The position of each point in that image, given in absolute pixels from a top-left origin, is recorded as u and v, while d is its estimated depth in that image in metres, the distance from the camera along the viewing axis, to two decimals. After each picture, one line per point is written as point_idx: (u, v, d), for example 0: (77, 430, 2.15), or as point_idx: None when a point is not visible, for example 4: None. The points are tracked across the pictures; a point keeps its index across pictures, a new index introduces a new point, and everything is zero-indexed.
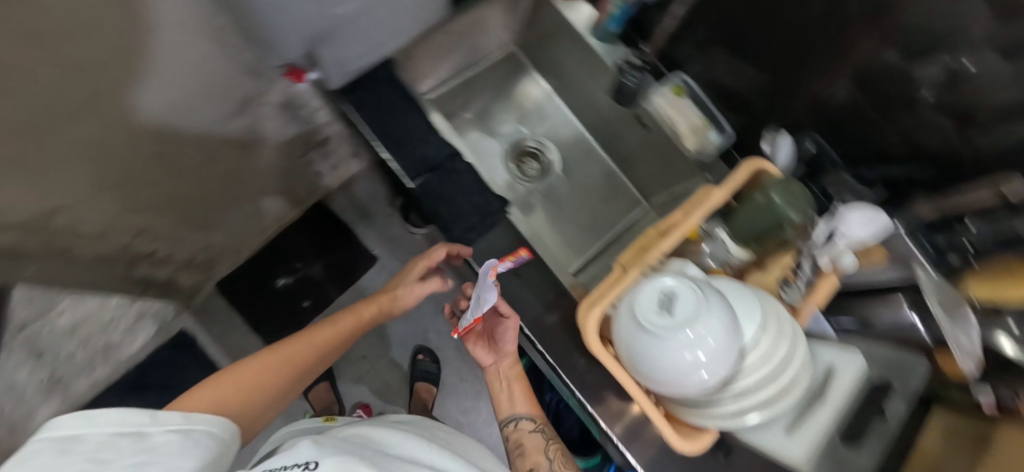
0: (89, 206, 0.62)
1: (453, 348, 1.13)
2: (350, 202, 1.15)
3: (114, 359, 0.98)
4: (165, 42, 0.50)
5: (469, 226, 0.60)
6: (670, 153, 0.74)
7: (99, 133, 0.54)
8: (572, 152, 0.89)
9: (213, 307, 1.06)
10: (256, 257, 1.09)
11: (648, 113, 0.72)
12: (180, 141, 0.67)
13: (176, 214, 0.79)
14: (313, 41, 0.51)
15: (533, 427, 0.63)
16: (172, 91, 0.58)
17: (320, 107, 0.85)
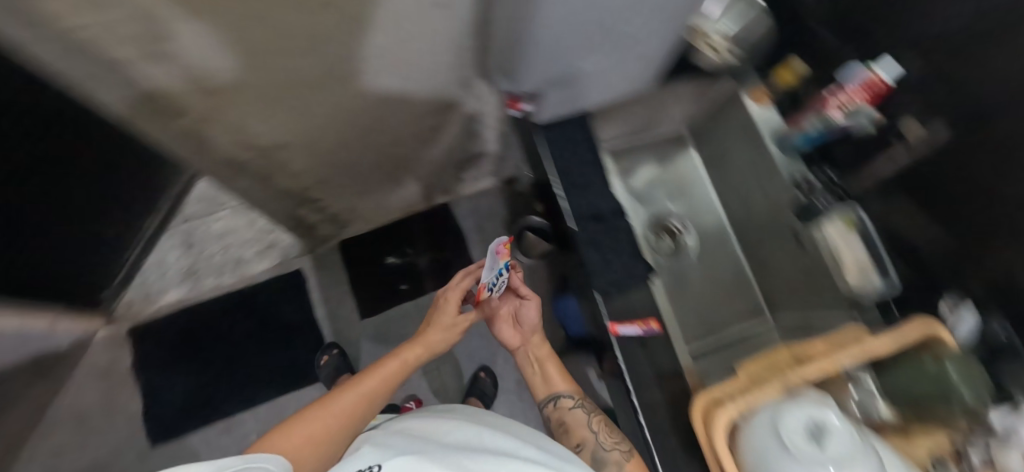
0: (303, 148, 0.74)
1: (513, 380, 1.13)
2: (472, 213, 1.25)
3: (240, 271, 1.15)
4: (423, 35, 0.60)
5: (611, 280, 0.62)
6: (820, 279, 0.71)
7: (343, 93, 0.65)
8: (710, 243, 0.88)
9: (328, 260, 1.18)
10: (377, 231, 1.20)
11: (812, 239, 0.71)
12: (388, 123, 0.78)
13: (350, 177, 0.90)
14: (547, 83, 0.58)
15: (573, 405, 0.76)
16: (406, 81, 0.69)
17: (493, 128, 0.95)
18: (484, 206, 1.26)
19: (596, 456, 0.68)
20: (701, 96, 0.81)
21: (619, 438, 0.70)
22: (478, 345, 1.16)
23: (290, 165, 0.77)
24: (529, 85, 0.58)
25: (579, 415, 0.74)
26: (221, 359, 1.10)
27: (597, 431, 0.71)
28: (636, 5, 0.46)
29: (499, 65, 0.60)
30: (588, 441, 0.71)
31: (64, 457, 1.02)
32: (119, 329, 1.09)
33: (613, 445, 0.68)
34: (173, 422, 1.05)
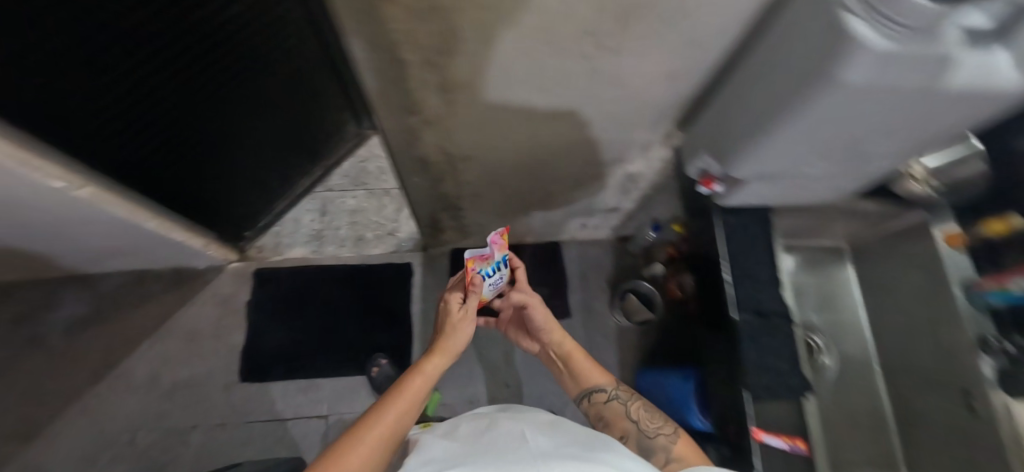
0: (484, 165, 0.80)
1: None
2: (580, 259, 1.27)
3: (360, 249, 1.25)
4: (639, 89, 0.63)
5: (765, 383, 0.59)
6: (989, 456, 0.63)
7: (544, 124, 0.70)
8: (853, 372, 0.81)
9: (437, 263, 1.24)
10: (488, 250, 1.24)
11: (990, 407, 0.62)
12: (562, 164, 0.83)
13: (500, 200, 0.96)
14: (761, 175, 0.58)
15: (608, 395, 0.82)
16: (599, 129, 0.73)
17: (641, 191, 0.98)
18: (592, 255, 1.28)
19: (642, 444, 0.74)
20: (879, 220, 0.77)
21: (659, 421, 0.77)
22: (552, 390, 1.15)
23: (462, 176, 0.84)
24: (738, 173, 0.59)
25: (619, 406, 0.80)
26: (319, 323, 1.17)
27: (637, 419, 0.77)
28: (898, 127, 0.47)
29: (708, 144, 0.62)
30: (631, 431, 0.76)
31: (168, 365, 1.13)
32: (247, 267, 1.22)
33: (658, 432, 0.74)
34: (265, 365, 1.13)
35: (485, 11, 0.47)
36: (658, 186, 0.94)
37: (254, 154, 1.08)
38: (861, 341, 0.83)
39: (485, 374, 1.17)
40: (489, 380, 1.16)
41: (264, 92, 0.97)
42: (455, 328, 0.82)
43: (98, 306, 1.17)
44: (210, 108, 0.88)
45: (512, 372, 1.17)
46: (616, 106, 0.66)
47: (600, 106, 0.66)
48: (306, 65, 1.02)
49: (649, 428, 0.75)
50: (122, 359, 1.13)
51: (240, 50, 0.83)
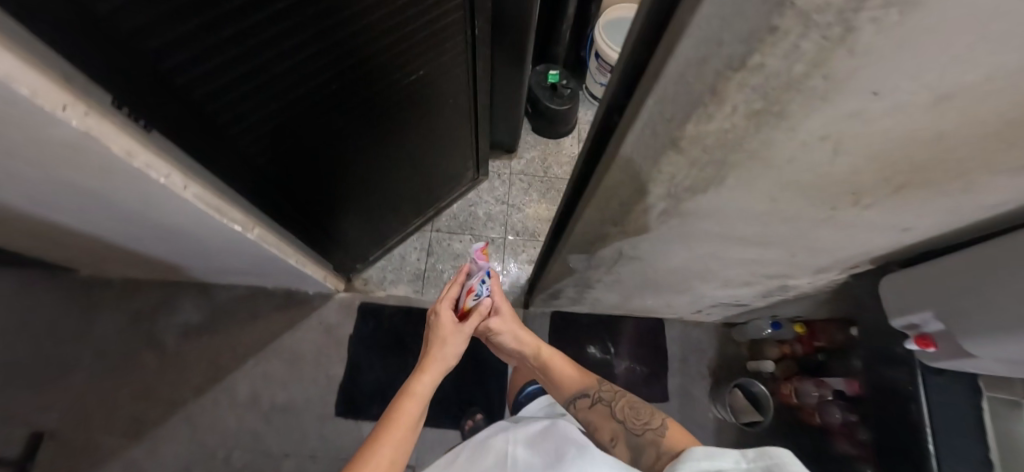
0: (645, 265, 0.79)
1: None
2: (681, 340, 1.23)
3: None
4: (856, 237, 0.60)
5: None
6: None
7: (735, 247, 0.68)
8: None
9: (537, 323, 1.23)
10: (589, 318, 1.23)
11: None
12: (722, 273, 0.81)
13: (635, 287, 0.94)
14: (1001, 358, 0.53)
15: (590, 397, 0.91)
16: (785, 256, 0.70)
17: (781, 298, 0.94)
18: (694, 337, 1.24)
19: (632, 442, 0.81)
20: None
21: (643, 415, 0.84)
22: None
23: (614, 268, 0.83)
24: (970, 348, 0.55)
25: (605, 408, 0.88)
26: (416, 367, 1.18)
27: (623, 420, 0.85)
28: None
29: (933, 306, 0.58)
30: (619, 432, 0.84)
31: (270, 386, 1.17)
32: (353, 298, 1.25)
33: (643, 428, 0.81)
34: (361, 403, 1.14)
35: (767, 169, 0.45)
36: (804, 297, 0.90)
37: (385, 195, 1.12)
38: None
39: None
40: None
41: (397, 140, 0.99)
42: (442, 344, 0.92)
43: (213, 316, 1.22)
44: (361, 151, 0.92)
45: None
46: (826, 243, 0.63)
47: (807, 242, 0.63)
48: (440, 115, 1.04)
49: (636, 427, 0.82)
50: (229, 373, 1.18)
51: (389, 97, 0.85)
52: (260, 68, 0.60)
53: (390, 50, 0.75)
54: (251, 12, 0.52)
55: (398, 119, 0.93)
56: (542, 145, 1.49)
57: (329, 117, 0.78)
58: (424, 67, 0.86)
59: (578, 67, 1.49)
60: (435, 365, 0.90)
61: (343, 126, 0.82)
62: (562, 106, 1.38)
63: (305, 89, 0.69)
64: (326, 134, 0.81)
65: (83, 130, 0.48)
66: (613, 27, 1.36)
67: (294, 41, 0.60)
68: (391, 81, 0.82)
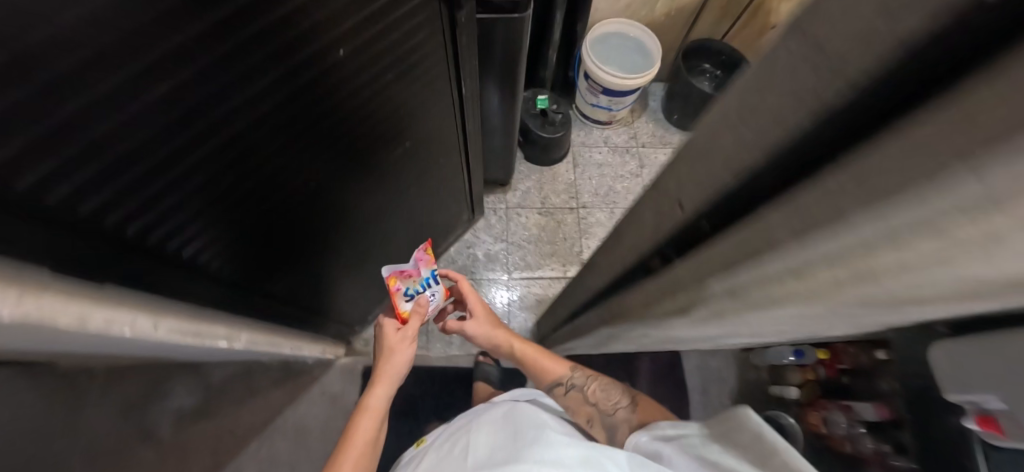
0: (672, 336, 0.73)
1: None
2: (700, 370, 1.20)
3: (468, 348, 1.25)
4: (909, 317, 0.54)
5: None
6: None
7: (774, 326, 0.62)
8: None
9: None
10: (604, 358, 1.18)
11: None
12: (752, 334, 0.75)
13: (656, 342, 0.89)
14: None
15: (567, 386, 0.86)
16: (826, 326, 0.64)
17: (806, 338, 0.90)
18: (712, 367, 1.20)
19: (606, 423, 0.79)
20: None
21: (613, 393, 0.83)
22: None
23: (636, 338, 0.77)
24: None
25: (579, 394, 0.84)
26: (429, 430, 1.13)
27: (596, 403, 0.82)
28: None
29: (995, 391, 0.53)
30: (594, 414, 0.81)
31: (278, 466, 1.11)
32: (355, 362, 1.19)
33: (616, 409, 0.80)
34: None
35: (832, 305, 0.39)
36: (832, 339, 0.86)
37: (374, 257, 1.05)
38: None
39: None
40: None
41: (379, 202, 0.91)
42: (391, 352, 0.88)
43: (208, 396, 1.15)
44: (340, 220, 0.84)
45: None
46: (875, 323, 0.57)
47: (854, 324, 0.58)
48: (425, 172, 0.97)
49: (609, 408, 0.81)
50: (233, 456, 1.11)
51: (367, 161, 0.77)
52: (213, 179, 0.52)
53: (361, 119, 0.67)
54: (191, 125, 0.44)
55: (378, 182, 0.85)
56: (536, 174, 1.42)
57: (300, 202, 0.70)
58: (401, 131, 0.79)
59: (567, 87, 1.41)
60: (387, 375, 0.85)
61: (317, 207, 0.75)
62: (553, 134, 1.31)
63: (268, 183, 0.61)
64: (300, 218, 0.73)
65: (13, 318, 0.33)
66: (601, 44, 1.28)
67: (248, 141, 0.52)
68: (364, 152, 0.75)
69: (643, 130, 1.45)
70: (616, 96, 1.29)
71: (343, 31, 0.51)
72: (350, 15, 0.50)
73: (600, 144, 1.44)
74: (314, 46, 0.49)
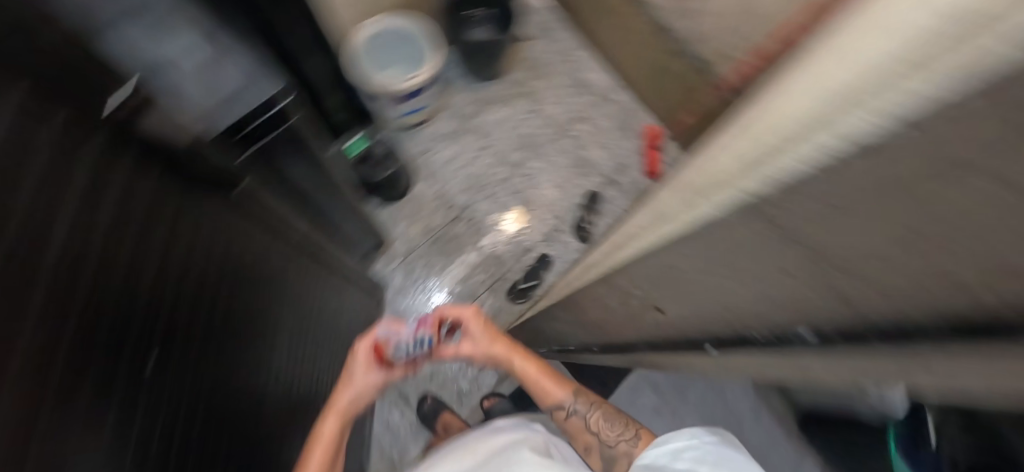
0: None
1: (752, 414, 1.14)
2: None
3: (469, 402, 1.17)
4: None
5: None
6: None
7: None
8: None
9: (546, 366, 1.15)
10: None
11: None
12: None
13: None
14: None
15: (569, 413, 0.81)
16: None
17: None
18: None
19: (606, 456, 0.75)
20: None
21: (618, 425, 0.77)
22: (708, 392, 1.15)
23: None
24: None
25: (581, 422, 0.80)
26: None
27: (598, 431, 0.77)
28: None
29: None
30: (594, 443, 0.77)
31: None
32: None
33: (618, 442, 0.74)
34: None
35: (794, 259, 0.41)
36: None
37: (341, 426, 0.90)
38: None
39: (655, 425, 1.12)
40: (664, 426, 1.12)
41: (304, 376, 0.79)
42: (350, 380, 0.79)
43: None
44: (282, 416, 0.71)
45: (673, 403, 1.14)
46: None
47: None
48: (322, 315, 0.87)
49: (611, 440, 0.75)
50: None
51: (272, 337, 0.67)
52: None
53: (230, 309, 0.57)
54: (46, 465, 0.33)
55: (295, 355, 0.75)
56: (403, 211, 1.28)
57: (231, 435, 0.57)
58: (275, 298, 0.68)
59: (367, 115, 1.26)
60: (343, 401, 0.77)
61: (253, 426, 0.62)
62: (391, 168, 1.18)
63: (184, 443, 0.48)
64: (242, 450, 0.60)
65: None
66: (371, 57, 1.15)
67: (124, 428, 0.40)
68: (262, 336, 0.64)
69: (461, 104, 1.37)
70: (422, 96, 1.20)
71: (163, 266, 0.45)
72: (128, 248, 0.41)
73: (436, 142, 1.34)
74: (153, 291, 0.44)
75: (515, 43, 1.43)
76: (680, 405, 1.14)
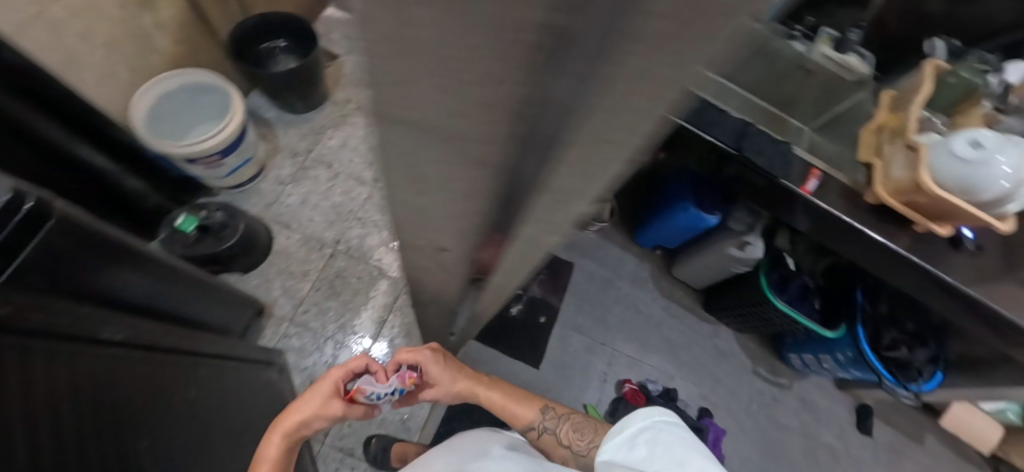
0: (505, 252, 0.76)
1: (664, 310, 1.27)
2: None
3: (417, 427, 1.07)
4: None
5: (780, 165, 0.78)
6: (837, 85, 0.95)
7: None
8: (746, 105, 1.04)
9: (475, 355, 1.13)
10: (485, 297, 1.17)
11: (815, 61, 0.92)
12: None
13: None
14: None
15: (540, 430, 0.83)
16: None
17: None
18: None
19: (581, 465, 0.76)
20: None
21: (587, 434, 0.79)
22: (623, 311, 1.24)
23: None
24: None
25: (553, 438, 0.81)
26: None
27: (569, 443, 0.79)
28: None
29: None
30: (567, 456, 0.79)
31: None
32: None
33: (590, 449, 0.76)
34: None
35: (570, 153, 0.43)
36: None
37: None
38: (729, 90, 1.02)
39: (590, 360, 1.18)
40: (597, 358, 1.19)
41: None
42: (305, 400, 0.77)
43: None
44: None
45: (599, 333, 1.21)
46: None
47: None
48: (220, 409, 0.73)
49: (583, 449, 0.77)
50: None
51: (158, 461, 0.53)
52: None
53: (87, 458, 0.44)
54: None
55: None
56: (272, 268, 1.16)
57: None
58: (149, 419, 0.54)
59: (187, 184, 1.13)
60: (298, 422, 0.75)
61: None
62: (237, 228, 1.06)
63: None
64: None
65: None
66: (158, 123, 1.04)
67: None
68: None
69: (294, 141, 1.29)
70: (239, 148, 1.09)
71: (73, 419, 0.43)
72: None
73: (281, 188, 1.24)
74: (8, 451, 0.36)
75: (326, 64, 1.37)
76: (605, 333, 1.21)
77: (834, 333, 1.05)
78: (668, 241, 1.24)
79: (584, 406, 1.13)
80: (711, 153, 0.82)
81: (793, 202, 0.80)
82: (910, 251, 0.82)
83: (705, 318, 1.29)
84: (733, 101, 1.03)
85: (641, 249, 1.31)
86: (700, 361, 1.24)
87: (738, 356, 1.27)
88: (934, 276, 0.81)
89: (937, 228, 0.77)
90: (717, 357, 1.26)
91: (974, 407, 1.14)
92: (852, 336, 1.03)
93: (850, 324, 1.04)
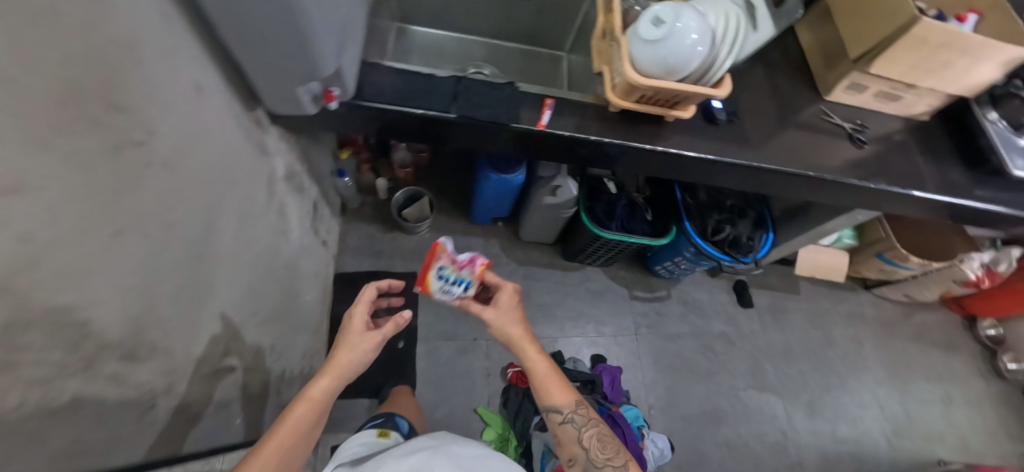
0: (235, 332, 0.63)
1: (525, 279, 1.24)
2: (359, 255, 1.19)
3: None
4: (198, 125, 0.52)
5: (508, 111, 0.71)
6: (560, 6, 0.92)
7: (208, 245, 0.55)
8: (493, 55, 0.98)
9: (339, 413, 1.03)
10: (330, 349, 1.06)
11: None
12: (258, 242, 0.70)
13: (280, 323, 0.80)
14: (341, 50, 0.58)
15: (564, 420, 0.75)
16: (228, 170, 0.59)
17: (304, 171, 0.89)
18: (355, 241, 1.20)
19: None
20: None
21: (610, 448, 0.75)
22: None
23: (247, 357, 0.67)
24: (328, 70, 0.58)
25: (572, 433, 0.75)
26: None
27: (587, 447, 0.75)
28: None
29: (287, 80, 0.58)
30: (579, 456, 0.75)
31: None
32: None
33: (605, 466, 0.73)
34: None
35: (38, 255, 0.31)
36: (301, 150, 0.87)
37: None
38: (469, 47, 0.98)
39: (467, 360, 1.13)
40: (472, 354, 1.14)
41: None
42: (352, 326, 0.68)
43: None
44: None
45: (467, 329, 1.16)
46: (217, 156, 0.56)
47: (211, 175, 0.55)
48: None
49: (598, 460, 0.74)
50: None
51: None
52: None
53: None
54: None
55: None
56: None
57: None
58: None
59: None
60: (341, 361, 0.65)
61: None
62: None
63: None
64: None
65: None
66: None
67: None
68: None
69: None
70: None
71: None
72: None
73: None
74: None
75: None
76: (475, 326, 1.16)
77: (669, 237, 1.06)
78: (498, 212, 1.19)
79: (476, 409, 1.09)
80: (439, 127, 0.73)
81: (539, 141, 0.74)
82: (672, 145, 0.78)
83: (568, 267, 1.27)
84: (477, 55, 0.98)
85: (482, 227, 1.25)
86: (575, 309, 1.23)
87: (610, 289, 1.28)
88: (701, 159, 0.80)
89: (680, 112, 0.73)
90: (591, 299, 1.25)
91: (827, 244, 1.19)
92: (683, 233, 1.04)
93: (678, 222, 1.05)
